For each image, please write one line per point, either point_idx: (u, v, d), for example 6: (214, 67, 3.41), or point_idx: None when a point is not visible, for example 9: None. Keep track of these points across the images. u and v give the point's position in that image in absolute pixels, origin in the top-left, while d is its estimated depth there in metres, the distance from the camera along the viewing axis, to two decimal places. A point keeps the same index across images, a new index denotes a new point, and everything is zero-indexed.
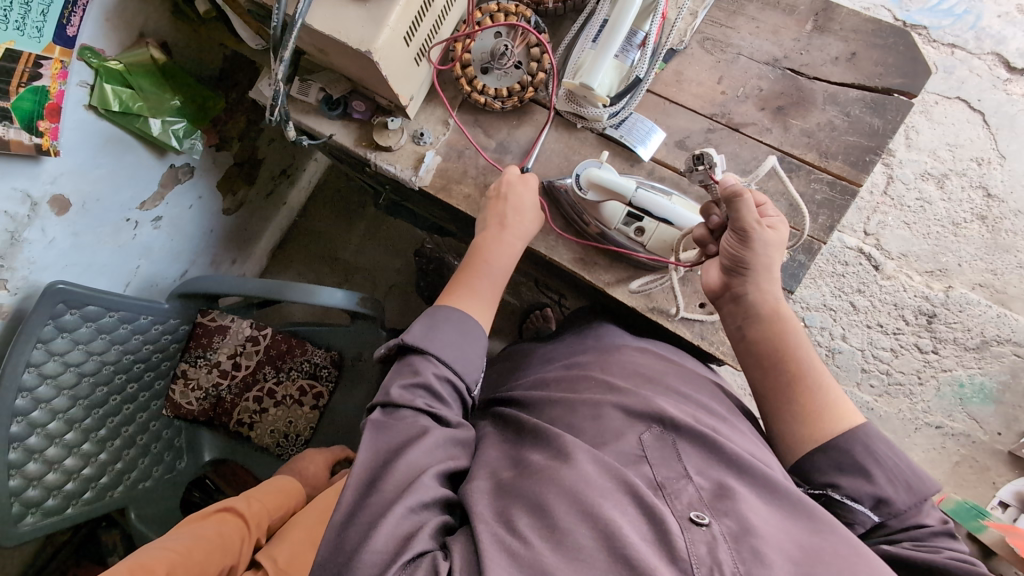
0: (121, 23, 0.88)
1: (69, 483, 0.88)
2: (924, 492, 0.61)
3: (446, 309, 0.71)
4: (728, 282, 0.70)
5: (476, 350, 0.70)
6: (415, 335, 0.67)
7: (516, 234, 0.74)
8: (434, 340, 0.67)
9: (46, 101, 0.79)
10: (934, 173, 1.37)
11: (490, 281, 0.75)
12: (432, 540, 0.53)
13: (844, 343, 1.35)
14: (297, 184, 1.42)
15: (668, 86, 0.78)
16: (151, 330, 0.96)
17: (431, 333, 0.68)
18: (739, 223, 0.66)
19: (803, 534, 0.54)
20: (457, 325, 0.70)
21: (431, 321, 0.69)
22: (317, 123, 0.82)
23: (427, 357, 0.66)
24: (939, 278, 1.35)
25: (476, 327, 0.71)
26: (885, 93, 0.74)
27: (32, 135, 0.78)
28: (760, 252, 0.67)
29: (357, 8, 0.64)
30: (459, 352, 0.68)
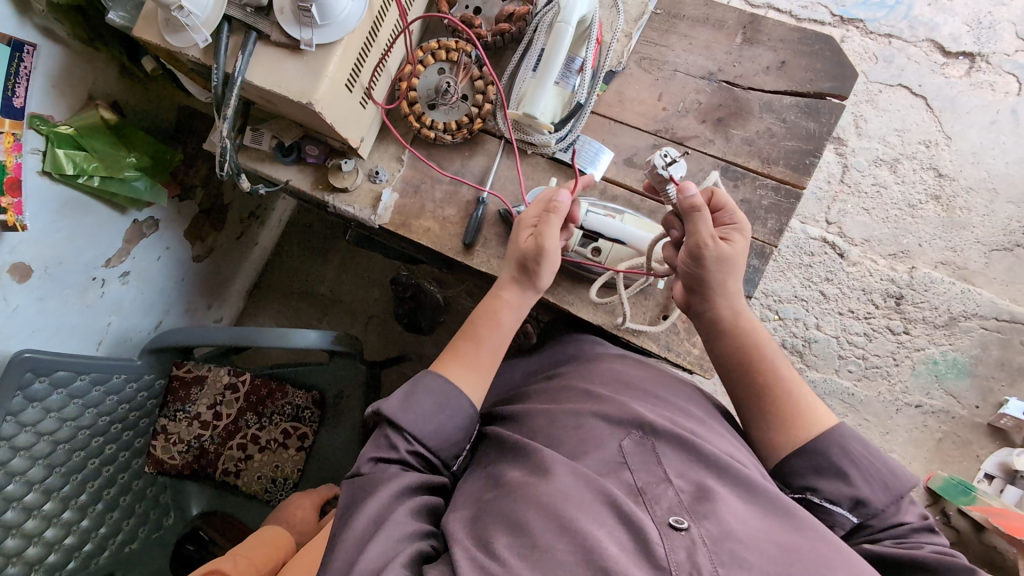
0: (68, 87, 0.88)
1: (52, 555, 0.87)
2: (902, 490, 0.62)
3: (426, 377, 0.68)
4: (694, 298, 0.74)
5: (457, 421, 0.66)
6: (392, 405, 0.65)
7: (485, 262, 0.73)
8: (411, 411, 0.64)
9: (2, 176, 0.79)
10: (887, 158, 1.41)
11: (490, 340, 0.73)
12: (407, 570, 0.53)
13: (819, 332, 1.38)
14: (268, 224, 1.42)
15: (612, 106, 0.80)
16: (125, 389, 0.95)
17: (409, 402, 0.65)
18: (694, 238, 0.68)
19: (781, 532, 0.55)
20: (436, 395, 0.66)
21: (410, 388, 0.66)
22: (273, 170, 0.82)
23: (401, 433, 0.64)
24: (903, 260, 1.39)
25: (460, 397, 0.67)
26: (818, 97, 0.77)
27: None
28: (712, 268, 0.69)
29: (294, 62, 0.65)
30: (434, 425, 0.65)
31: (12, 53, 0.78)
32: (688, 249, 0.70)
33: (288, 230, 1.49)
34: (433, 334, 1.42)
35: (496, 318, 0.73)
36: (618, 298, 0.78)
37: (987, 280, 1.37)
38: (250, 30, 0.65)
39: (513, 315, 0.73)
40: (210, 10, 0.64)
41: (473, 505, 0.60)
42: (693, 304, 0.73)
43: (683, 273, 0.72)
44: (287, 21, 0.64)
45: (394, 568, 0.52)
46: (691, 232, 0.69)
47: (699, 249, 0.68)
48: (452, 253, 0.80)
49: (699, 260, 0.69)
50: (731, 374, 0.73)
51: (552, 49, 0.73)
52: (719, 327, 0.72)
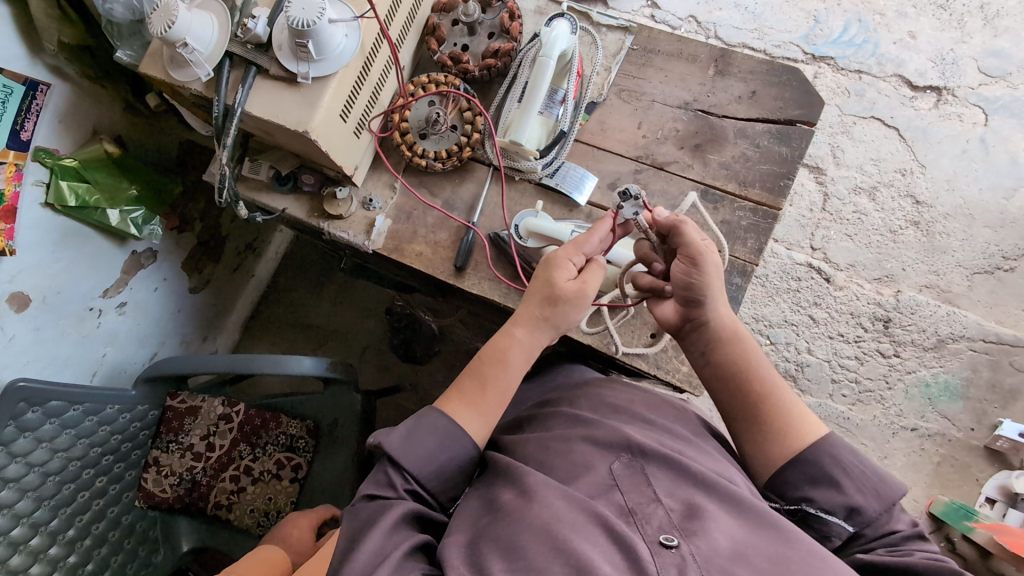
0: (74, 123, 0.92)
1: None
2: (892, 496, 0.62)
3: (433, 415, 0.67)
4: (687, 313, 0.74)
5: (458, 465, 0.65)
6: (393, 444, 0.64)
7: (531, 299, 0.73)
8: (413, 451, 0.63)
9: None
10: (865, 186, 1.46)
11: (499, 382, 0.71)
12: None
13: (810, 356, 1.39)
14: (264, 257, 1.44)
15: (594, 135, 0.84)
16: (118, 419, 0.94)
17: (410, 441, 0.64)
18: (689, 246, 0.71)
19: (771, 545, 0.55)
20: (440, 435, 0.65)
21: (414, 425, 0.66)
22: (270, 199, 0.85)
23: (400, 471, 0.63)
24: (888, 284, 1.41)
25: (462, 440, 0.66)
26: (789, 123, 0.81)
27: None
28: (713, 273, 0.71)
29: (293, 93, 0.70)
30: (436, 468, 0.64)
31: (25, 92, 0.82)
32: (682, 258, 0.72)
33: (284, 261, 1.51)
34: (427, 363, 1.42)
35: (505, 358, 0.71)
36: (605, 328, 0.82)
37: (971, 302, 1.40)
38: (250, 65, 0.69)
39: (524, 354, 0.72)
40: (213, 47, 0.69)
41: (470, 529, 0.59)
42: (688, 315, 0.74)
43: (678, 283, 0.72)
44: (285, 56, 0.68)
45: None
46: (683, 243, 0.72)
47: (698, 255, 0.70)
48: (444, 277, 0.82)
49: (698, 265, 0.71)
50: (722, 386, 0.72)
51: (536, 79, 0.78)
52: (714, 339, 0.73)
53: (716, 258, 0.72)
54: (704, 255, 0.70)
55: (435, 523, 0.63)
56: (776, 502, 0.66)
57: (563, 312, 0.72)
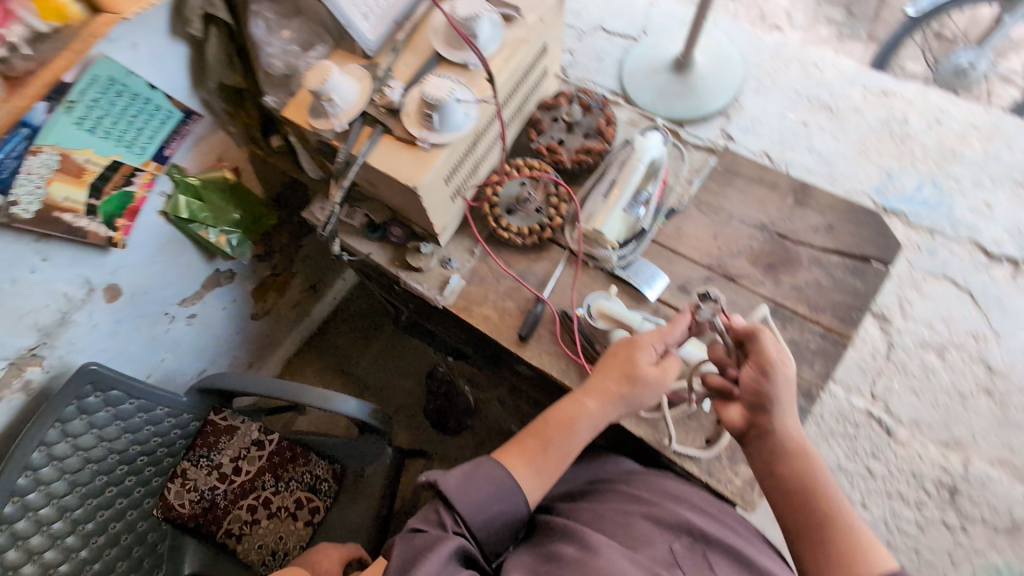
0: (207, 150, 1.03)
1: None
2: None
3: (491, 463, 0.65)
4: (753, 420, 0.71)
5: (509, 520, 0.63)
6: (451, 484, 0.62)
7: (611, 373, 0.71)
8: (468, 494, 0.61)
9: (129, 203, 0.91)
10: (934, 343, 1.42)
11: (560, 446, 0.68)
12: None
13: (865, 512, 1.28)
14: (323, 299, 1.50)
15: (670, 238, 0.88)
16: (163, 422, 0.95)
17: (468, 484, 0.62)
18: (763, 356, 0.70)
19: None
20: (498, 485, 0.63)
21: (473, 469, 0.64)
22: (358, 243, 0.92)
23: (452, 512, 0.61)
24: (955, 450, 1.32)
25: (519, 497, 0.64)
26: (864, 260, 0.82)
27: (109, 230, 0.89)
28: (782, 386, 0.69)
29: (410, 153, 0.78)
30: (492, 515, 0.62)
31: (181, 119, 0.95)
32: (752, 364, 0.71)
33: (342, 308, 1.56)
34: (457, 435, 1.39)
35: (572, 426, 0.69)
36: (660, 415, 0.79)
37: None
38: (378, 124, 0.79)
39: (592, 425, 0.69)
40: (353, 105, 0.80)
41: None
42: (753, 422, 0.71)
43: (747, 387, 0.71)
44: (410, 122, 0.78)
45: None
46: (756, 349, 0.70)
47: (770, 366, 0.69)
48: (506, 343, 0.84)
49: (768, 375, 0.69)
50: (786, 506, 0.66)
51: (625, 176, 0.84)
52: (780, 451, 0.68)
53: (790, 372, 0.70)
54: (778, 366, 0.69)
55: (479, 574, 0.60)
56: None
57: (636, 394, 0.70)
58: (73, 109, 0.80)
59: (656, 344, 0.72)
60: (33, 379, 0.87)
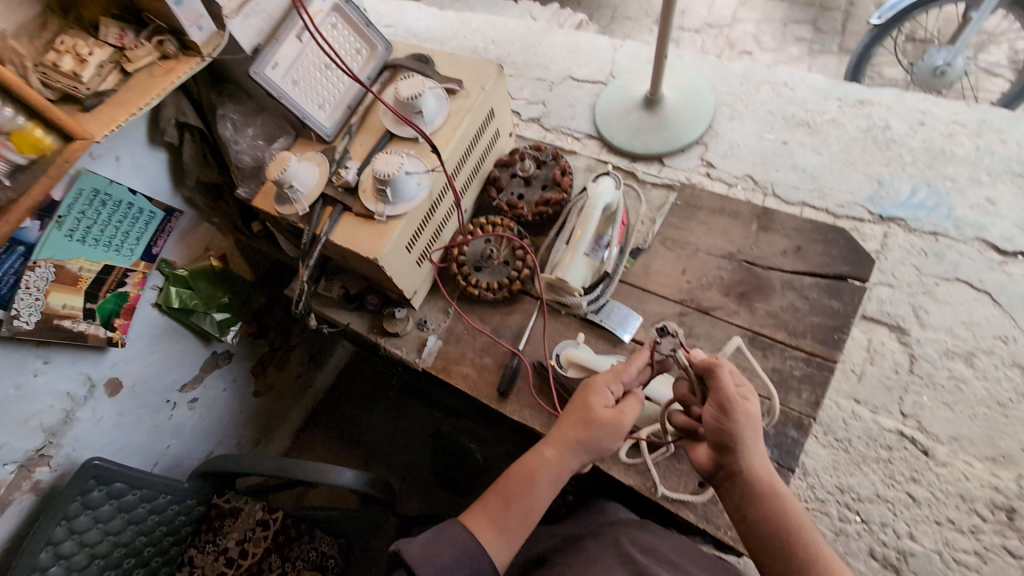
0: (194, 242, 1.07)
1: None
2: None
3: (456, 526, 0.65)
4: (720, 461, 0.68)
5: None
6: (412, 551, 0.62)
7: (574, 423, 0.70)
8: (430, 563, 0.61)
9: (125, 302, 0.95)
10: (961, 351, 1.30)
11: (528, 505, 0.68)
12: None
13: (914, 544, 1.19)
14: (326, 367, 1.52)
15: (639, 277, 0.89)
16: (166, 509, 0.96)
17: (430, 552, 0.62)
18: (719, 392, 0.67)
19: None
20: (459, 551, 0.63)
21: (436, 535, 0.64)
22: (335, 313, 0.94)
23: None
24: (1006, 466, 1.22)
25: (481, 561, 0.63)
26: (840, 278, 0.81)
27: (107, 329, 0.93)
28: (744, 426, 0.65)
29: (368, 227, 0.81)
30: None
31: (163, 217, 0.99)
32: (711, 405, 0.67)
33: (348, 369, 1.59)
34: (468, 494, 1.35)
35: (533, 479, 0.69)
36: (642, 460, 0.77)
37: None
38: (339, 204, 0.83)
39: (552, 478, 0.68)
40: (312, 188, 0.84)
41: None
42: (721, 461, 0.67)
43: (709, 427, 0.67)
44: (368, 198, 0.82)
45: None
46: (714, 386, 0.67)
47: (729, 402, 0.66)
48: (488, 401, 0.84)
49: (727, 414, 0.66)
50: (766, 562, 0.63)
51: (582, 223, 0.85)
52: (756, 493, 0.65)
53: (750, 407, 0.67)
54: (734, 404, 0.66)
55: None
56: None
57: (598, 439, 0.69)
58: (63, 223, 0.83)
59: (612, 385, 0.72)
60: (41, 478, 0.90)
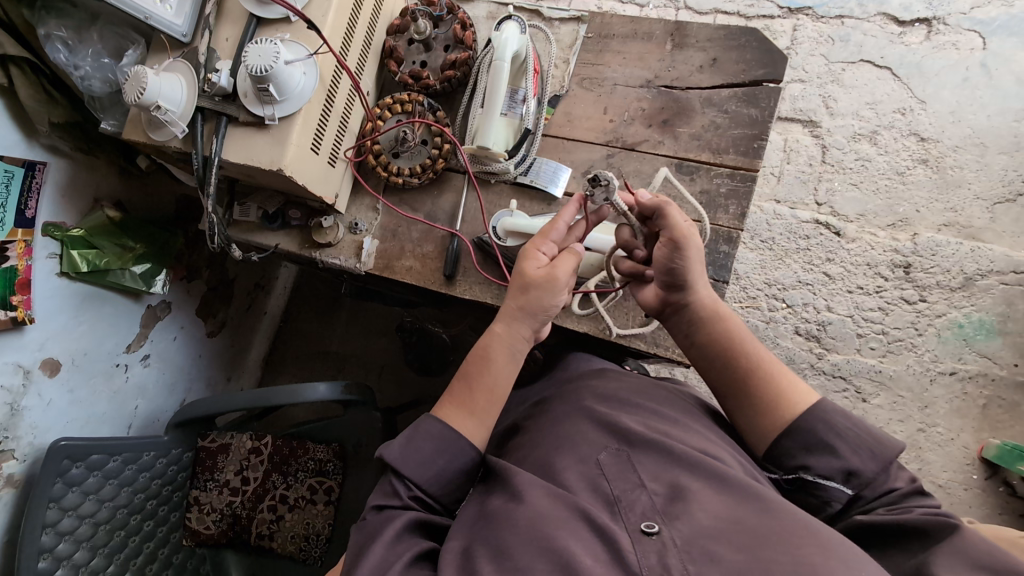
0: (76, 195, 0.95)
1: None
2: (889, 454, 0.60)
3: (428, 420, 0.67)
4: (668, 297, 0.74)
5: (459, 467, 0.65)
6: (392, 452, 0.64)
7: (526, 301, 0.71)
8: (411, 458, 0.63)
9: (16, 279, 0.85)
10: (865, 132, 1.43)
11: (492, 382, 0.70)
12: None
13: (832, 314, 1.37)
14: (274, 292, 1.49)
15: (562, 126, 0.87)
16: (155, 465, 1.00)
17: (409, 448, 0.64)
18: (672, 230, 0.69)
19: (751, 516, 0.50)
20: (437, 439, 0.65)
21: (411, 433, 0.65)
22: (262, 237, 0.88)
23: (403, 479, 0.63)
24: (903, 229, 1.38)
25: (460, 442, 0.65)
26: (755, 84, 0.81)
27: (6, 310, 0.84)
28: (695, 259, 0.70)
29: (262, 136, 0.73)
30: (435, 471, 0.64)
31: (26, 173, 0.86)
32: (664, 241, 0.70)
33: (296, 289, 1.57)
34: (444, 374, 1.43)
35: (488, 358, 0.71)
36: (596, 308, 0.83)
37: (997, 235, 1.36)
38: (221, 116, 0.73)
39: (507, 352, 0.71)
40: (184, 105, 0.73)
41: (466, 532, 0.56)
42: (668, 299, 0.74)
43: (660, 267, 0.72)
44: (251, 102, 0.72)
45: None
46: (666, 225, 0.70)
47: (683, 239, 0.68)
48: (437, 286, 0.84)
49: (680, 250, 0.69)
50: (719, 370, 0.71)
51: (492, 83, 0.79)
52: (702, 317, 0.72)
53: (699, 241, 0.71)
54: (687, 240, 0.69)
55: (437, 528, 0.62)
56: (776, 473, 0.64)
57: (541, 300, 0.71)
58: None
59: (544, 247, 0.73)
60: (13, 472, 0.88)
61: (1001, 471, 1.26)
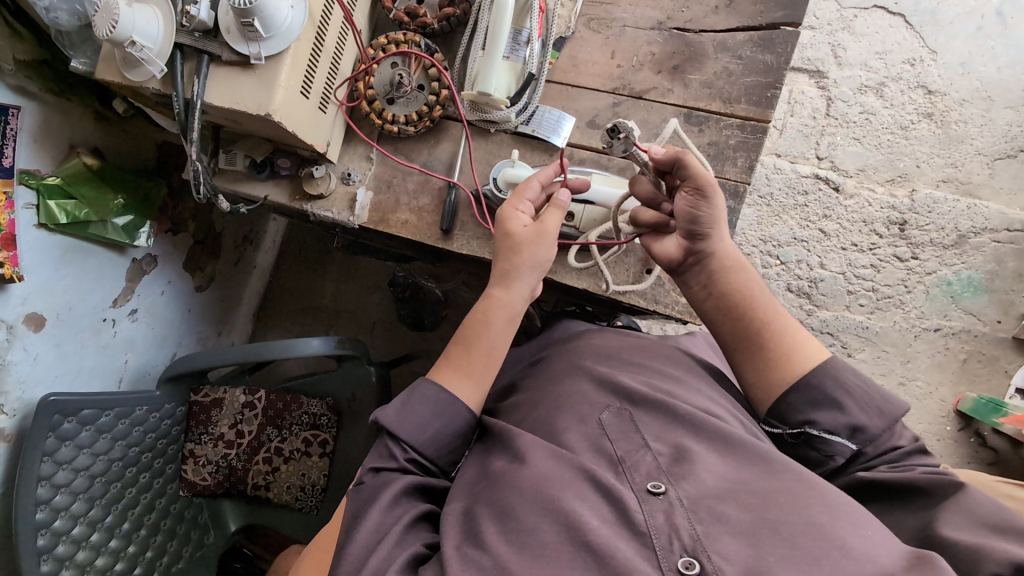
0: (49, 140, 0.89)
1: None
2: (895, 413, 0.61)
3: (424, 385, 0.65)
4: (686, 249, 0.72)
5: (455, 431, 0.64)
6: (387, 416, 0.63)
7: (527, 262, 0.70)
8: (408, 421, 0.62)
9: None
10: (872, 83, 1.39)
11: (488, 346, 0.69)
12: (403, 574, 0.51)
13: (824, 271, 1.37)
14: (262, 247, 1.45)
15: (566, 72, 0.82)
16: (149, 419, 1.00)
17: (404, 411, 0.63)
18: (697, 179, 0.68)
19: (756, 479, 0.51)
20: (434, 403, 0.64)
21: (407, 397, 0.64)
22: (250, 188, 0.84)
23: (399, 442, 0.62)
24: (901, 185, 1.37)
25: (455, 406, 0.65)
26: (772, 28, 0.77)
27: None
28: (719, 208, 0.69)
29: (248, 76, 0.68)
30: (431, 435, 0.63)
31: None
32: (688, 189, 0.69)
33: (285, 243, 1.53)
34: (437, 329, 1.43)
35: (486, 320, 0.70)
36: (595, 262, 0.81)
37: (994, 192, 1.35)
38: (202, 54, 0.67)
39: (504, 314, 0.70)
40: (161, 41, 0.67)
41: (467, 496, 0.57)
42: (687, 250, 0.72)
43: (683, 215, 0.70)
44: (235, 39, 0.66)
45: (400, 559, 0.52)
46: (691, 174, 0.68)
47: (709, 187, 0.68)
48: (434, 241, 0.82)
49: (705, 199, 0.68)
50: (733, 323, 0.71)
51: (495, 23, 0.75)
52: (719, 269, 0.71)
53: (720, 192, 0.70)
54: (712, 188, 0.68)
55: (437, 490, 0.62)
56: (780, 429, 0.65)
57: (521, 257, 0.70)
58: None
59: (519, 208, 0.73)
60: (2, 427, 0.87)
61: (975, 422, 1.31)
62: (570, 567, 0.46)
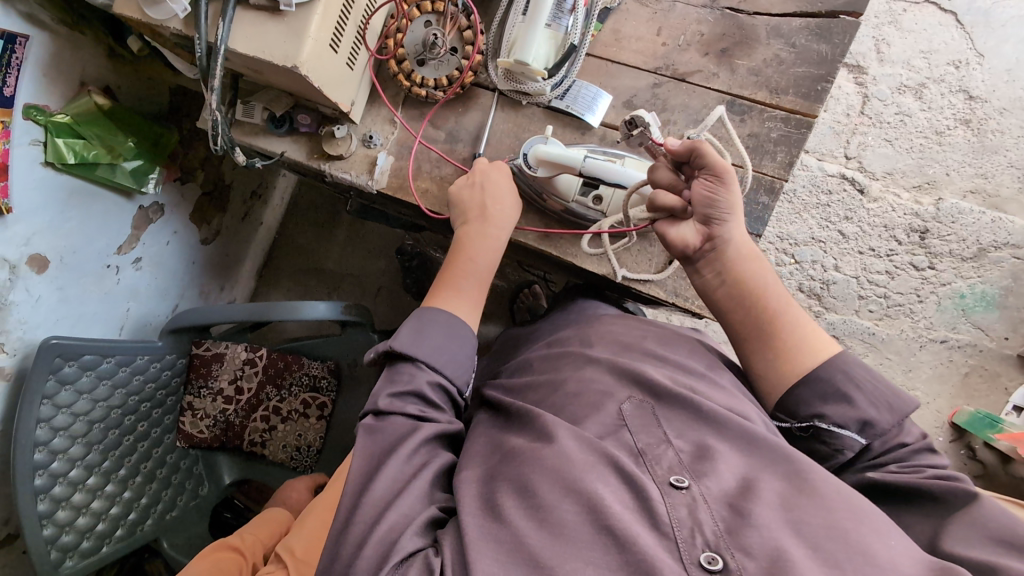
0: (58, 75, 0.85)
1: (81, 518, 0.90)
2: (904, 409, 0.61)
3: (433, 311, 0.68)
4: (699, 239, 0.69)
5: (467, 349, 0.68)
6: (403, 342, 0.64)
7: (498, 222, 0.74)
8: (423, 343, 0.64)
9: None
10: (912, 84, 1.34)
11: (482, 272, 0.73)
12: (422, 537, 0.50)
13: (838, 273, 1.34)
14: (270, 205, 1.42)
15: (609, 46, 0.78)
16: (150, 368, 0.98)
17: (419, 337, 0.65)
18: (712, 167, 0.66)
19: (779, 481, 0.50)
20: (445, 326, 0.67)
21: (417, 326, 0.66)
22: (267, 143, 0.81)
23: (417, 363, 0.63)
24: (928, 191, 1.33)
25: (464, 324, 0.68)
26: (830, 16, 0.74)
27: None
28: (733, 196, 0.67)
29: (276, 23, 0.64)
30: (448, 357, 0.65)
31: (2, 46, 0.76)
32: (704, 177, 0.67)
33: (294, 201, 1.50)
34: None
35: (474, 257, 0.73)
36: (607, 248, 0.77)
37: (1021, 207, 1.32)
38: None
39: (494, 248, 0.74)
40: None
41: (482, 465, 0.56)
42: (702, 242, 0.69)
43: (700, 204, 0.67)
44: None
45: (405, 536, 0.50)
46: (705, 163, 0.66)
47: (725, 174, 0.66)
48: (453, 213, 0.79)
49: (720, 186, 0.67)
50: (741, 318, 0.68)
51: None
52: (731, 263, 0.68)
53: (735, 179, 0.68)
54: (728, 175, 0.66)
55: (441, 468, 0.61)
56: (787, 423, 0.64)
57: (506, 209, 0.74)
58: None
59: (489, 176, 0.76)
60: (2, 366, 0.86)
61: (967, 436, 1.31)
62: (590, 552, 0.45)
